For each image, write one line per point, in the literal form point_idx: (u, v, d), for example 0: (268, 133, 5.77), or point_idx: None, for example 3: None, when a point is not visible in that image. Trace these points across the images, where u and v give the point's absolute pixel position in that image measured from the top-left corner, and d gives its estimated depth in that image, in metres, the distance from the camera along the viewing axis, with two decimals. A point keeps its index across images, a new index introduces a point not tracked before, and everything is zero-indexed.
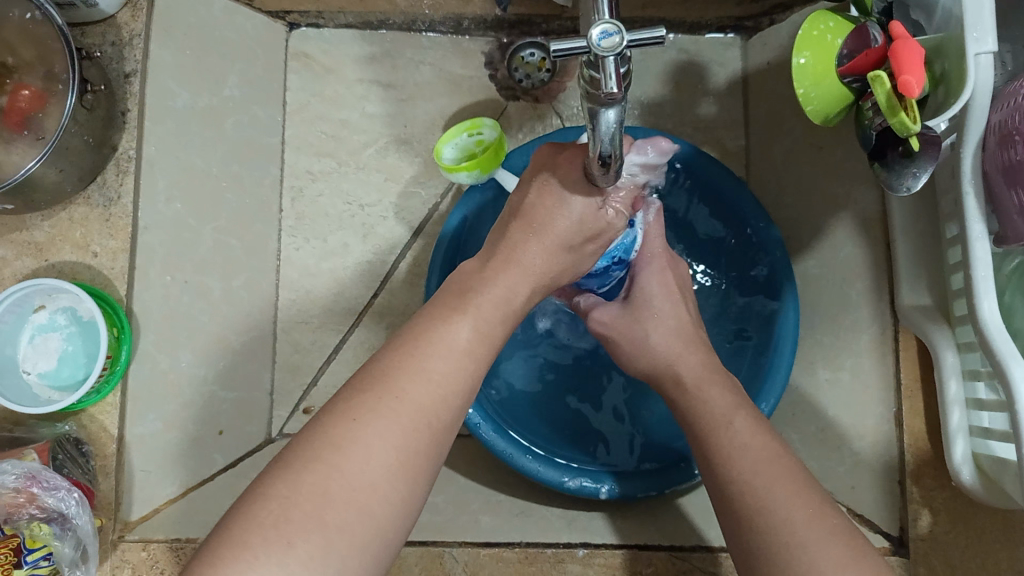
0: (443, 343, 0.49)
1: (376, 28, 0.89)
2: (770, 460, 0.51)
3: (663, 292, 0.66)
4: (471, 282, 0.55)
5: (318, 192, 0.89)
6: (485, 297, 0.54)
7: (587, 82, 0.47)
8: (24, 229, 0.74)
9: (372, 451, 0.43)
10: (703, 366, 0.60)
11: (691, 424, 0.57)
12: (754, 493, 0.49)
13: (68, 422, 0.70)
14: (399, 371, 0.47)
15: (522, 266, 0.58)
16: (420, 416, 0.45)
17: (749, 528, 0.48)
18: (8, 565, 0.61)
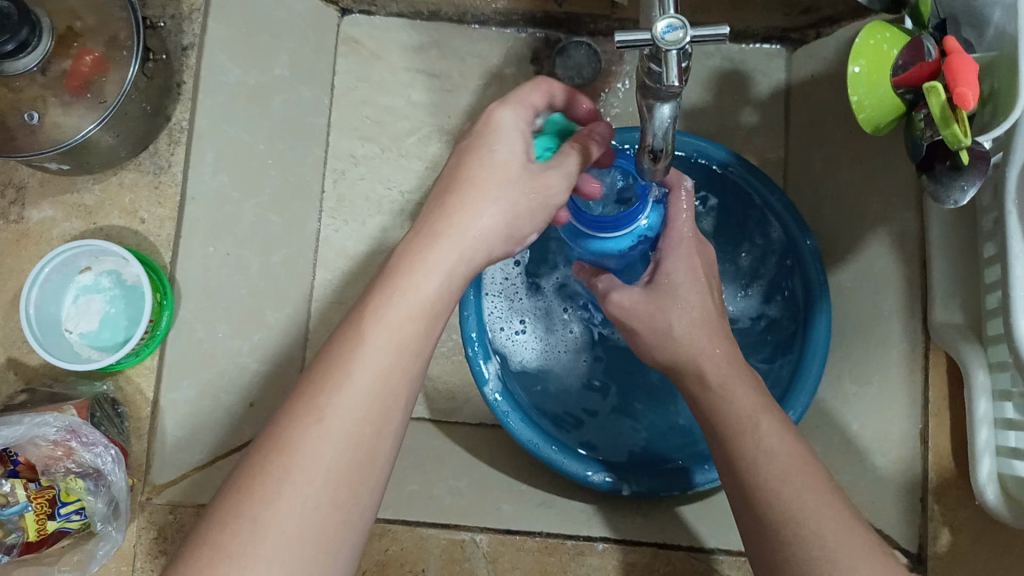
0: (359, 351, 0.44)
1: (426, 18, 0.90)
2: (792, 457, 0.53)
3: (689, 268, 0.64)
4: (399, 259, 0.48)
5: (360, 175, 0.90)
6: (417, 284, 0.47)
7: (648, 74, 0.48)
8: (74, 191, 0.75)
9: (281, 502, 0.41)
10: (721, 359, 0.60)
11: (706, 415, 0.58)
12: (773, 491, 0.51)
13: (107, 382, 0.72)
14: (311, 397, 0.43)
15: (473, 243, 0.49)
16: (332, 446, 0.42)
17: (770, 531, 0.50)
18: (42, 516, 0.63)
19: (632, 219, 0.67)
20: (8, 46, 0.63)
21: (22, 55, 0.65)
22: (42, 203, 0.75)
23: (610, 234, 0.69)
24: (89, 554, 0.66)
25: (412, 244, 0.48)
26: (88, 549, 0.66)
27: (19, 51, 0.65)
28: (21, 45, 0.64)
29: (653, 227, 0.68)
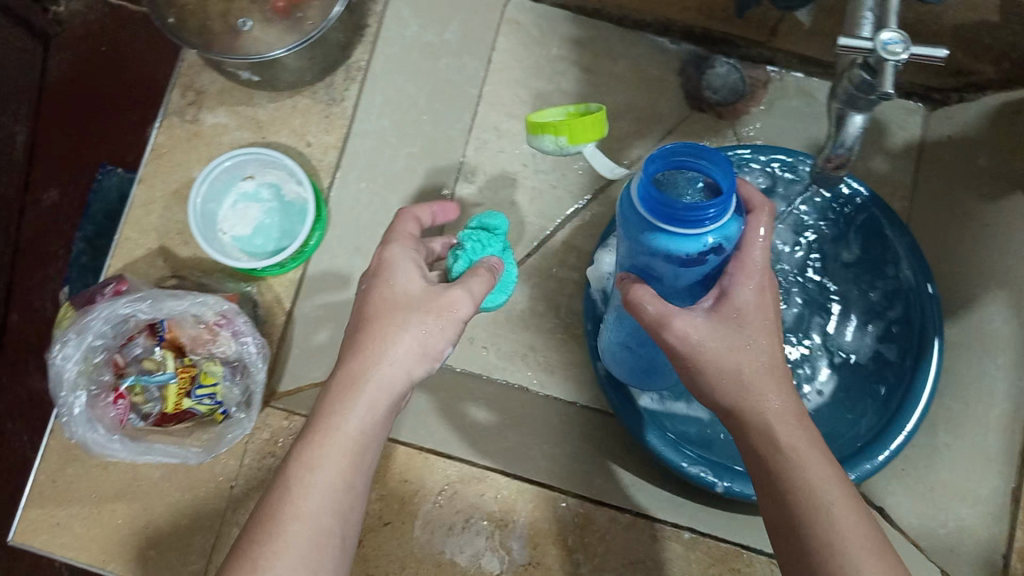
0: (334, 426, 0.54)
1: (589, 14, 0.95)
2: (851, 507, 0.52)
3: (759, 293, 0.57)
4: (345, 378, 0.55)
5: (501, 147, 0.90)
6: (383, 375, 0.55)
7: (858, 84, 0.54)
8: (250, 105, 0.80)
9: (296, 523, 0.50)
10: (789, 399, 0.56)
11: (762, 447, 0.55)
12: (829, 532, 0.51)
13: (251, 284, 0.77)
14: (305, 440, 0.54)
15: (429, 353, 0.57)
16: (331, 470, 0.52)
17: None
18: (182, 391, 0.67)
19: (713, 216, 0.49)
20: None
21: None
22: (219, 109, 0.80)
23: (669, 231, 0.50)
24: (219, 436, 0.68)
25: (353, 349, 0.56)
26: (217, 432, 0.68)
27: None
28: None
29: (729, 237, 0.52)
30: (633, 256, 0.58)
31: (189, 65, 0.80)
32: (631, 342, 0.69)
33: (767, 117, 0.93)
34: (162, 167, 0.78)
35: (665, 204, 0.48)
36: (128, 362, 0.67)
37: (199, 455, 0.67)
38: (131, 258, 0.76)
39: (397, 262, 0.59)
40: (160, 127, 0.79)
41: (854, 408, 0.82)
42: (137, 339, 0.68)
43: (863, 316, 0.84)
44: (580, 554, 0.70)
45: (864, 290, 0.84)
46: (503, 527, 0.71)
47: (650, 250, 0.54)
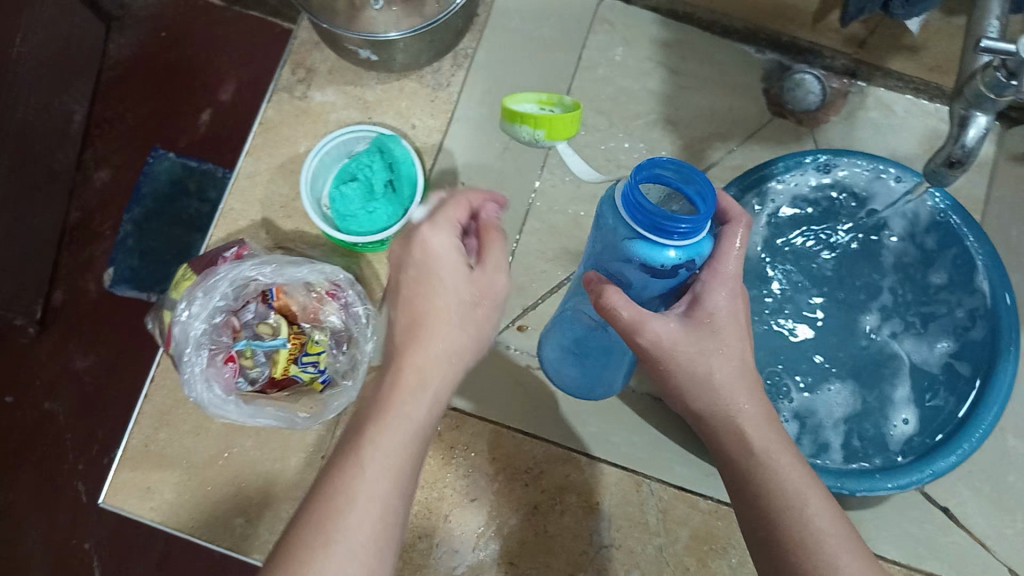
0: (397, 411, 0.53)
1: (679, 18, 0.97)
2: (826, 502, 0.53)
3: (731, 304, 0.56)
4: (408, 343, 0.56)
5: (585, 142, 0.95)
6: (455, 342, 0.57)
7: (992, 86, 0.56)
8: (358, 85, 0.82)
9: (354, 530, 0.47)
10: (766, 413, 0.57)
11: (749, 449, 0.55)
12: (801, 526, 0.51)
13: (351, 260, 0.78)
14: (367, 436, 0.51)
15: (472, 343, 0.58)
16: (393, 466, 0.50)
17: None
18: (291, 357, 0.68)
19: (695, 230, 0.50)
20: None
21: None
22: (327, 87, 0.81)
23: (651, 239, 0.52)
24: (323, 402, 0.70)
25: (407, 344, 0.57)
26: (322, 398, 0.70)
27: None
28: None
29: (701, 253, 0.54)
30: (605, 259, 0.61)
31: (300, 44, 0.82)
32: (576, 349, 0.74)
33: (846, 127, 0.96)
34: (270, 141, 0.80)
35: (647, 214, 0.49)
36: (242, 326, 0.68)
37: (306, 421, 0.69)
38: (235, 229, 0.78)
39: (443, 258, 0.57)
40: (269, 102, 0.81)
41: (930, 419, 0.82)
42: (251, 304, 0.68)
43: (951, 333, 0.84)
44: (662, 538, 0.75)
45: (954, 307, 0.84)
46: (592, 509, 0.76)
47: (628, 256, 0.56)
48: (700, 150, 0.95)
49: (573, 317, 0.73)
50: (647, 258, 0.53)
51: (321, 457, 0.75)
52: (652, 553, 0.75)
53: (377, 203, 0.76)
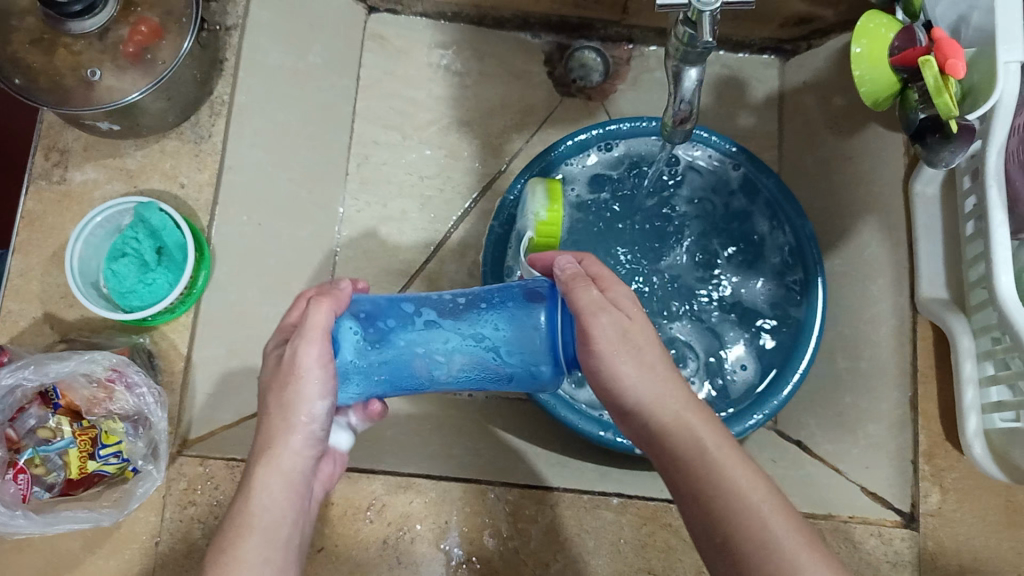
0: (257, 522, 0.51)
1: (449, 19, 0.96)
2: (751, 471, 0.51)
3: (638, 362, 0.55)
4: (260, 449, 0.54)
5: (382, 160, 0.94)
6: (280, 453, 0.53)
7: (686, 40, 0.57)
8: (117, 156, 0.79)
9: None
10: (685, 397, 0.55)
11: (646, 432, 0.55)
12: (710, 487, 0.51)
13: (143, 334, 0.74)
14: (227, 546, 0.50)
15: (315, 429, 0.54)
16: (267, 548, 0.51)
17: (721, 538, 0.49)
18: (85, 454, 0.66)
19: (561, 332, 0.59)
20: (76, 7, 0.68)
21: (88, 17, 0.70)
22: (86, 165, 0.78)
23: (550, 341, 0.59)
24: (129, 492, 0.67)
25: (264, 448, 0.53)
26: (128, 488, 0.67)
27: (86, 13, 0.69)
28: (88, 7, 0.69)
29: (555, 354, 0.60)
30: (452, 332, 0.61)
31: (49, 126, 0.79)
32: (369, 359, 0.60)
33: (636, 92, 0.97)
34: (35, 234, 0.76)
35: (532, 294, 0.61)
36: (22, 435, 0.65)
37: (112, 514, 0.66)
38: (15, 330, 0.74)
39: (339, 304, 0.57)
40: (28, 193, 0.77)
41: (767, 356, 0.84)
42: (29, 410, 0.66)
43: (767, 275, 0.86)
44: (517, 540, 0.71)
45: (763, 246, 0.87)
46: (441, 531, 0.70)
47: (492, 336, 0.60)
48: (500, 143, 0.96)
49: (413, 357, 0.61)
50: (546, 334, 0.60)
51: (153, 544, 0.67)
52: (508, 556, 0.70)
53: (155, 273, 0.74)
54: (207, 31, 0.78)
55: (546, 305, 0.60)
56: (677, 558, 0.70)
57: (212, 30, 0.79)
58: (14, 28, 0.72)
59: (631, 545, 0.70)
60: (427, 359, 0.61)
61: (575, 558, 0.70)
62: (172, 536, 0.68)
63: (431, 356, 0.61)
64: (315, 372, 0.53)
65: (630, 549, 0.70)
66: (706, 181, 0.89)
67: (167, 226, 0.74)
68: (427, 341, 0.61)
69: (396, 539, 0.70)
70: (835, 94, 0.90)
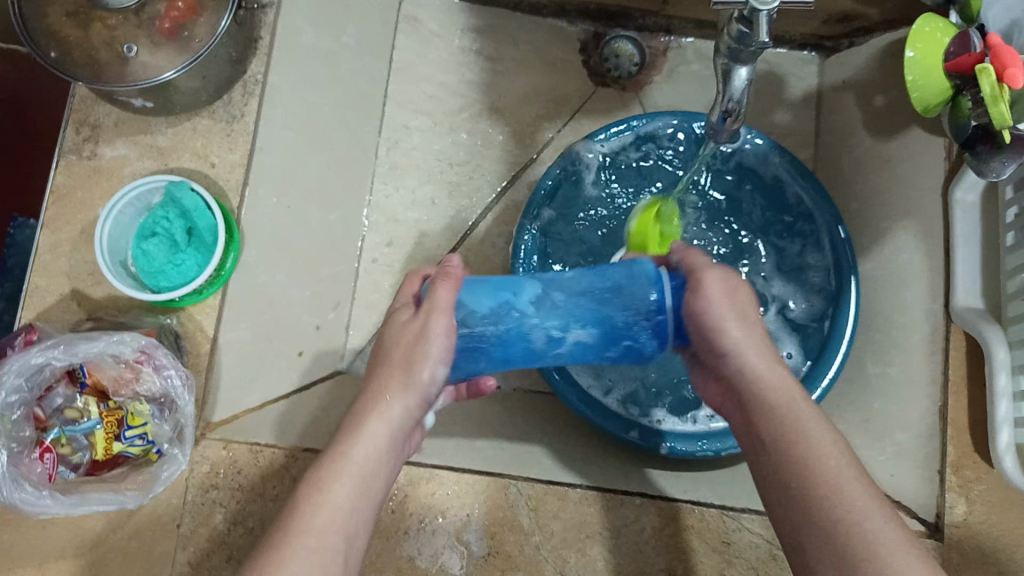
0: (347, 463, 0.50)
1: (485, 2, 0.95)
2: (831, 436, 0.48)
3: (745, 322, 0.53)
4: (368, 403, 0.53)
5: (412, 145, 0.92)
6: (392, 408, 0.52)
7: (738, 38, 0.57)
8: (148, 133, 0.78)
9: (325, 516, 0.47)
10: (775, 364, 0.52)
11: (734, 389, 0.53)
12: (787, 433, 0.48)
13: (170, 316, 0.75)
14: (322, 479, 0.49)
15: (429, 392, 0.54)
16: (362, 477, 0.50)
17: (797, 487, 0.46)
18: (111, 435, 0.65)
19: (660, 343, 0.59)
20: None
21: None
22: (116, 141, 0.78)
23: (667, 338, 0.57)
24: (154, 475, 0.67)
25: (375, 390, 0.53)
26: (153, 471, 0.67)
27: None
28: None
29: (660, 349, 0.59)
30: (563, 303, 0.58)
31: (80, 100, 0.78)
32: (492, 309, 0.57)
33: (673, 84, 0.95)
34: (65, 209, 0.76)
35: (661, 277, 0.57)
36: (50, 414, 0.66)
37: (137, 498, 0.66)
38: (42, 305, 0.73)
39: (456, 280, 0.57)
40: (57, 167, 0.76)
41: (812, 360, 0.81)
42: (57, 389, 0.66)
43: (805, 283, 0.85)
44: (538, 536, 0.70)
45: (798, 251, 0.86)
46: (463, 524, 0.70)
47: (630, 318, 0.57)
48: (532, 132, 0.94)
49: (531, 328, 0.57)
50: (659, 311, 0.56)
51: (175, 526, 0.67)
52: (528, 553, 0.69)
53: (184, 254, 0.74)
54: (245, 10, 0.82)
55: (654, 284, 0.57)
56: (698, 562, 0.69)
57: (247, 8, 0.82)
58: None
59: (653, 547, 0.70)
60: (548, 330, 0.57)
61: (596, 556, 0.70)
62: (194, 519, 0.67)
63: (551, 327, 0.57)
64: (439, 319, 0.54)
65: (652, 550, 0.70)
66: (740, 177, 0.88)
67: (195, 205, 0.73)
68: (544, 312, 0.57)
69: (417, 530, 0.69)
70: (876, 94, 0.87)
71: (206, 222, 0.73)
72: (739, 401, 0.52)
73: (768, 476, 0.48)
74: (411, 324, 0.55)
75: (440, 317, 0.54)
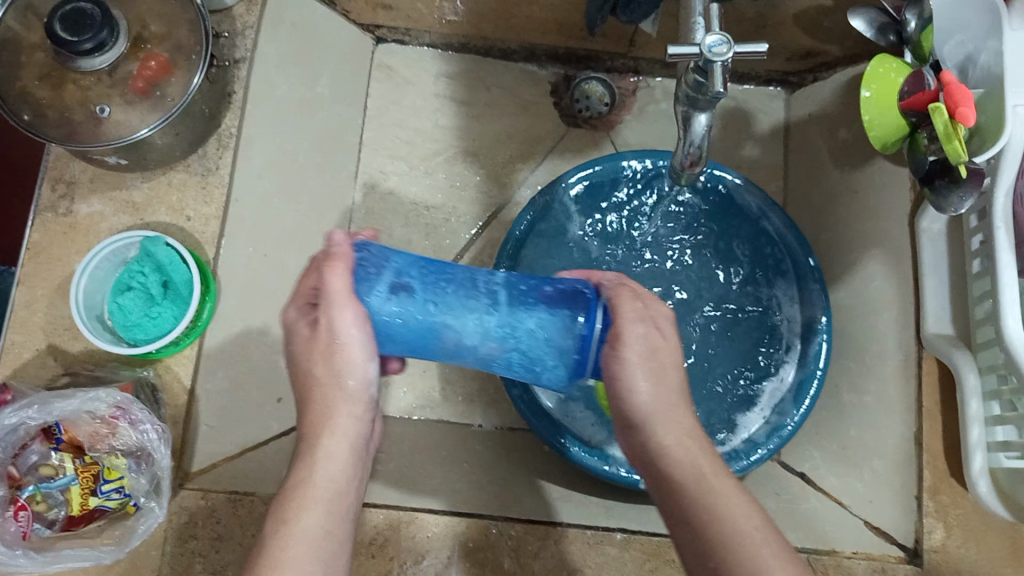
0: (305, 489, 0.50)
1: (456, 50, 0.97)
2: (736, 495, 0.49)
3: (655, 382, 0.53)
4: (316, 422, 0.53)
5: (389, 190, 0.96)
6: (341, 421, 0.53)
7: (695, 87, 0.59)
8: (123, 188, 0.79)
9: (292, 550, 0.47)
10: (687, 431, 0.52)
11: (649, 461, 0.52)
12: (703, 505, 0.48)
13: (147, 368, 0.74)
14: (283, 508, 0.49)
15: (367, 391, 0.54)
16: (327, 495, 0.50)
17: (712, 559, 0.46)
18: (86, 490, 0.66)
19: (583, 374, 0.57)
20: (87, 45, 0.68)
21: (97, 55, 0.70)
22: (92, 197, 0.78)
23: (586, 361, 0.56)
24: (131, 529, 0.67)
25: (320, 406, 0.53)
26: (129, 526, 0.67)
27: (95, 51, 0.69)
28: (98, 45, 0.69)
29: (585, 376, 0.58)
30: (481, 304, 0.54)
31: (56, 158, 0.79)
32: (404, 295, 0.53)
33: (643, 123, 0.97)
34: (41, 265, 0.76)
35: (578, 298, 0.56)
36: (24, 472, 0.66)
37: (113, 552, 0.66)
38: (18, 362, 0.73)
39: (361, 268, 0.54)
40: (34, 225, 0.77)
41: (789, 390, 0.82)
42: (32, 447, 0.67)
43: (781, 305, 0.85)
44: None
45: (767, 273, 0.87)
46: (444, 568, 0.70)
47: (545, 334, 0.55)
48: (506, 174, 0.97)
49: (444, 330, 0.54)
50: (585, 333, 0.55)
51: None
52: None
53: (160, 307, 0.74)
54: (218, 66, 0.80)
55: (584, 307, 0.55)
56: None
57: (219, 65, 0.80)
58: (24, 64, 0.72)
59: None
60: (456, 333, 0.54)
61: None
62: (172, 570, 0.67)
63: (461, 334, 0.54)
64: (352, 324, 0.52)
65: None
66: (710, 202, 0.89)
67: (170, 258, 0.74)
68: (458, 315, 0.54)
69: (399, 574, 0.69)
70: (840, 127, 0.90)
71: (184, 275, 0.74)
72: (646, 466, 0.52)
73: (682, 544, 0.49)
74: (326, 330, 0.52)
75: (355, 315, 0.52)
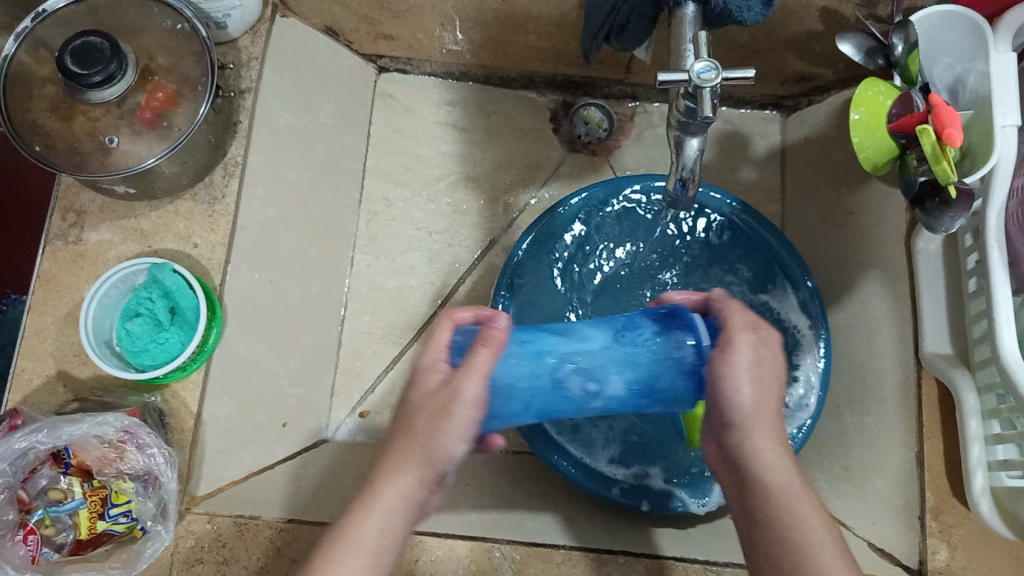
0: (349, 538, 0.50)
1: (457, 78, 0.99)
2: (818, 508, 0.52)
3: (759, 388, 0.54)
4: (381, 472, 0.52)
5: (391, 216, 0.98)
6: (408, 479, 0.51)
7: (686, 112, 0.61)
8: (132, 217, 0.80)
9: None
10: (778, 440, 0.54)
11: (734, 462, 0.55)
12: (784, 517, 0.52)
13: (154, 394, 0.74)
14: (332, 555, 0.49)
15: (446, 467, 0.52)
16: (376, 548, 0.50)
17: (787, 562, 0.50)
18: (94, 514, 0.67)
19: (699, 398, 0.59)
20: (97, 78, 0.69)
21: (107, 87, 0.71)
22: (101, 226, 0.80)
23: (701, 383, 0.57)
24: (138, 552, 0.68)
25: (393, 460, 0.52)
26: (136, 549, 0.68)
27: (105, 83, 0.71)
28: (107, 77, 0.70)
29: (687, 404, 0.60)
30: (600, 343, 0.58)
31: (66, 188, 0.81)
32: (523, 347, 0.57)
33: (641, 148, 0.99)
34: (51, 293, 0.78)
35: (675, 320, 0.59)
36: (33, 496, 0.67)
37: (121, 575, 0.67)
38: (29, 388, 0.75)
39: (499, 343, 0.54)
40: (44, 253, 0.79)
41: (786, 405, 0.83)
42: (41, 471, 0.68)
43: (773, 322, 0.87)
44: None
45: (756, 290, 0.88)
46: None
47: (671, 360, 0.57)
48: (506, 199, 0.99)
49: (568, 375, 0.57)
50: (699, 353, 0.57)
51: None
52: None
53: (168, 333, 0.76)
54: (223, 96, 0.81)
55: (685, 327, 0.58)
56: None
57: (226, 96, 0.82)
58: (35, 97, 0.74)
59: None
60: (581, 373, 0.57)
61: None
62: None
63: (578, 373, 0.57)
64: (473, 385, 0.52)
65: None
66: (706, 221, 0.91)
67: (176, 283, 0.75)
68: (582, 358, 0.57)
69: None
70: (834, 149, 0.91)
71: (189, 299, 0.75)
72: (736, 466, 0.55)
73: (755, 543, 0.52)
74: (435, 397, 0.52)
75: (472, 387, 0.52)
